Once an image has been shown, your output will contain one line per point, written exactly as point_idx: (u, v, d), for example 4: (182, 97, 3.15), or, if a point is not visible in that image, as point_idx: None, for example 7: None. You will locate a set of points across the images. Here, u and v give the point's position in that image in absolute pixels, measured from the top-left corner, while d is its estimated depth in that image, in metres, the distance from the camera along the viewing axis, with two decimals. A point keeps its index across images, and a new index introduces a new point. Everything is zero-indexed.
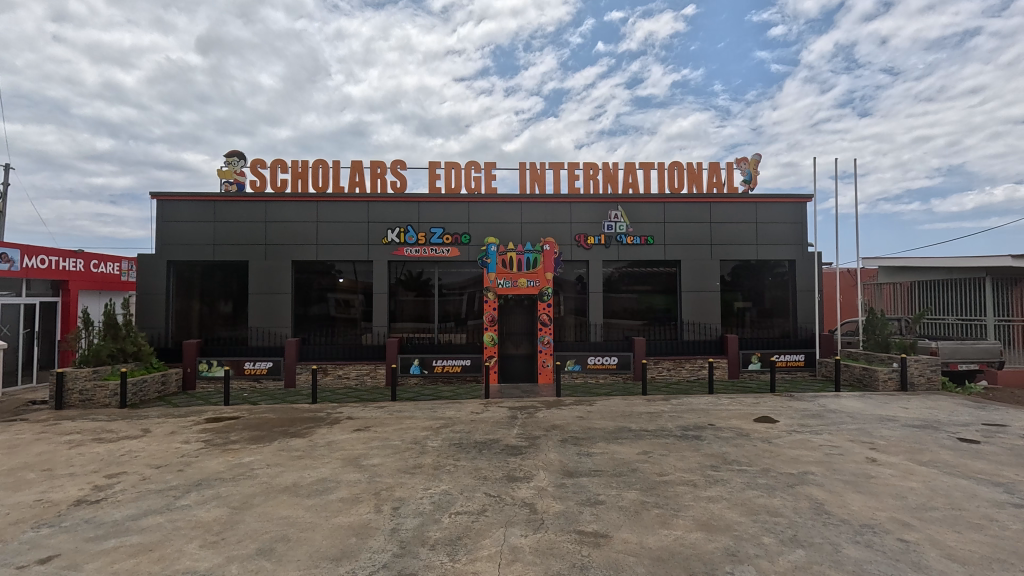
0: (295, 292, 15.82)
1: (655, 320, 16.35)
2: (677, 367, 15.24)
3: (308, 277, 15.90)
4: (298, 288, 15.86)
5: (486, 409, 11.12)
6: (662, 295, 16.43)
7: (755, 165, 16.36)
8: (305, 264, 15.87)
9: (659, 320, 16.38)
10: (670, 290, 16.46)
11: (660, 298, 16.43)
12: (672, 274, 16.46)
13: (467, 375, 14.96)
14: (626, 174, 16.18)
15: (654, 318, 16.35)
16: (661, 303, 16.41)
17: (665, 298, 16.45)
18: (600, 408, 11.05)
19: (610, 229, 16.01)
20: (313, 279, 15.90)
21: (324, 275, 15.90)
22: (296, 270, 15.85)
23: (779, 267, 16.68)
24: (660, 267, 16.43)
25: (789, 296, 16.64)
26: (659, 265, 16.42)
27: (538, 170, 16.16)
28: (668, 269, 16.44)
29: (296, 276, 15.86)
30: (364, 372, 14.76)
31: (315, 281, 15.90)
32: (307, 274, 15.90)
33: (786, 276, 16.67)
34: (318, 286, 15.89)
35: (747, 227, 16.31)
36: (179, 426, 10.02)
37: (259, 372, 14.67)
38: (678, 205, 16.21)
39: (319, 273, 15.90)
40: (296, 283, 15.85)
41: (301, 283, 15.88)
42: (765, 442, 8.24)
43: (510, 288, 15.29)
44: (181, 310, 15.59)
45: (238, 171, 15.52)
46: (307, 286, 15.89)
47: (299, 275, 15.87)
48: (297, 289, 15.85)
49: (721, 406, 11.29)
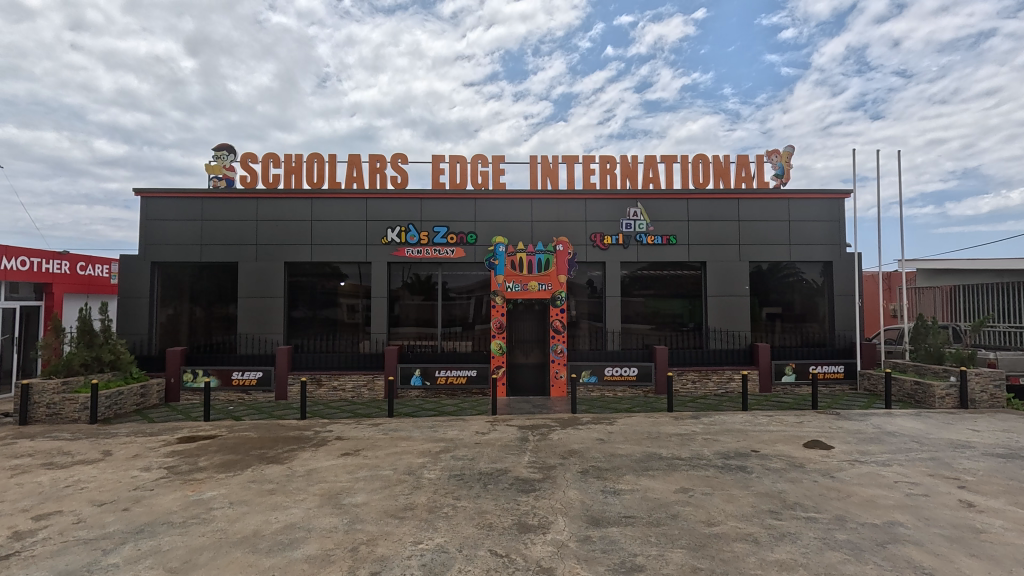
0: (288, 296, 14.69)
1: (677, 326, 15.03)
2: (704, 379, 13.88)
3: (304, 279, 14.77)
4: (292, 291, 14.73)
5: (493, 428, 9.84)
6: (685, 300, 15.09)
7: (787, 158, 14.93)
8: (298, 265, 14.73)
9: (682, 326, 15.04)
10: (693, 294, 15.09)
11: (683, 303, 15.08)
12: (696, 277, 15.10)
13: (472, 387, 13.75)
14: (646, 168, 14.88)
15: (676, 325, 15.03)
16: (684, 308, 15.08)
17: (688, 303, 15.10)
18: (622, 429, 9.72)
19: (628, 228, 14.73)
20: (309, 281, 14.77)
21: (319, 277, 14.77)
22: (290, 271, 14.72)
23: (813, 270, 15.27)
24: (682, 269, 15.09)
25: (825, 301, 15.21)
26: (681, 266, 15.09)
27: (549, 164, 14.91)
28: (692, 272, 15.10)
29: (290, 278, 14.72)
30: (362, 383, 13.59)
31: (312, 284, 14.77)
32: (300, 276, 14.77)
33: (820, 280, 15.25)
34: (314, 289, 14.76)
35: (778, 225, 14.93)
36: (145, 448, 8.84)
37: (248, 383, 13.59)
38: (703, 201, 14.87)
39: (315, 276, 14.77)
40: (290, 286, 14.72)
41: (295, 285, 14.76)
42: (826, 476, 6.87)
43: (519, 292, 13.97)
44: (166, 315, 14.51)
45: (227, 165, 14.38)
46: (305, 287, 14.77)
47: (293, 278, 14.74)
48: (291, 291, 14.72)
49: (761, 426, 9.90)
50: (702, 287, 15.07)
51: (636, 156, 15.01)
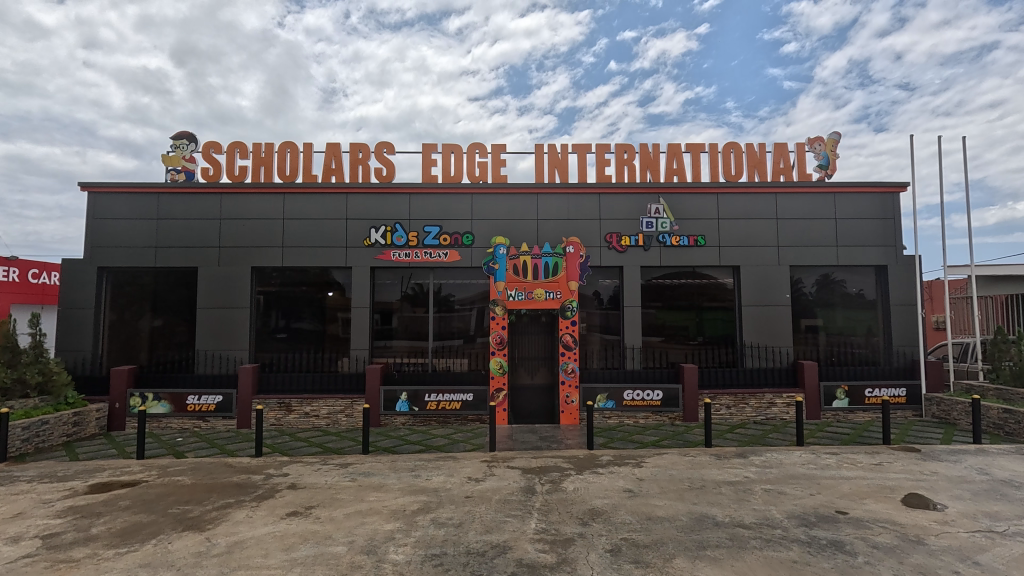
0: (267, 306, 12.76)
1: (688, 341, 12.87)
2: (740, 405, 11.82)
3: (289, 288, 12.81)
4: (273, 300, 12.79)
5: (489, 473, 7.78)
6: (710, 310, 12.98)
7: (833, 146, 12.86)
8: (275, 271, 12.81)
9: (692, 340, 12.89)
10: (713, 304, 12.99)
11: (699, 314, 12.96)
12: (716, 284, 13.02)
13: (467, 414, 11.76)
14: (669, 158, 12.92)
15: (693, 339, 12.89)
16: (704, 320, 12.96)
17: (705, 314, 12.97)
18: (654, 474, 7.62)
19: (650, 227, 12.71)
20: (293, 291, 12.80)
21: (302, 285, 12.81)
22: (265, 278, 12.80)
23: (862, 275, 13.17)
24: (702, 276, 13.02)
25: (878, 311, 13.05)
26: (699, 272, 13.01)
27: (557, 155, 12.97)
28: (709, 279, 13.02)
29: (275, 287, 12.80)
30: (338, 409, 11.69)
31: (298, 293, 12.80)
32: (282, 284, 12.81)
33: (870, 287, 13.14)
34: (300, 298, 12.79)
35: (823, 224, 12.88)
36: (36, 502, 6.78)
37: (205, 409, 11.66)
38: (736, 196, 12.85)
39: (299, 284, 12.82)
40: (268, 295, 12.78)
41: (279, 294, 12.80)
42: (969, 563, 4.72)
43: (523, 302, 11.99)
44: (116, 329, 12.58)
45: (187, 156, 12.46)
46: (296, 296, 12.80)
47: (276, 285, 12.81)
48: (273, 301, 12.77)
49: (832, 471, 7.75)
50: (728, 296, 13.01)
51: (658, 145, 13.05)
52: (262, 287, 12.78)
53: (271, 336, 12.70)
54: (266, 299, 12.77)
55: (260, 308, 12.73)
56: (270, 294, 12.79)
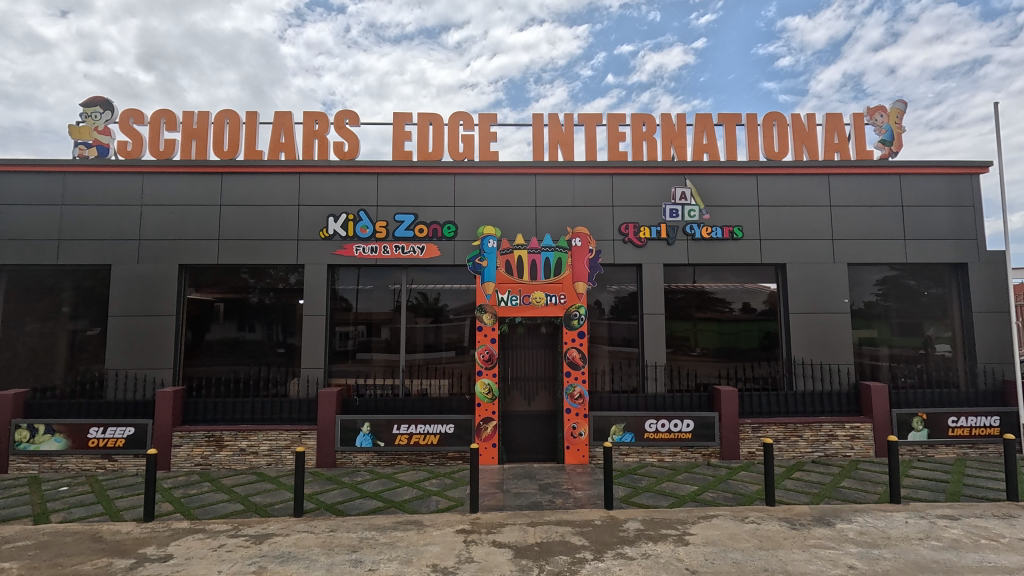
0: (227, 316, 10.26)
1: (690, 354, 10.40)
2: (791, 439, 9.40)
3: (275, 297, 10.30)
4: (236, 308, 10.29)
5: (464, 560, 5.23)
6: (725, 323, 10.55)
7: (897, 118, 10.50)
8: (249, 273, 10.31)
9: (690, 352, 10.40)
10: (705, 314, 10.54)
11: (696, 325, 10.50)
12: (731, 289, 10.59)
13: (446, 451, 9.27)
14: (697, 131, 10.54)
15: (708, 353, 10.44)
16: (709, 333, 10.51)
17: (699, 323, 10.51)
18: (712, 562, 5.07)
19: (674, 216, 10.31)
20: (279, 300, 10.29)
21: (286, 292, 10.30)
22: (239, 284, 10.31)
23: (886, 280, 10.68)
24: (720, 282, 10.59)
25: (933, 322, 10.64)
26: (701, 277, 10.58)
27: (560, 128, 10.60)
28: (731, 282, 10.60)
29: (254, 295, 10.29)
30: (283, 445, 9.22)
31: (269, 302, 10.28)
32: (259, 292, 10.31)
33: (885, 296, 10.66)
34: (291, 309, 10.27)
35: (887, 213, 10.47)
36: None
37: (112, 445, 9.14)
38: (779, 177, 10.46)
39: (281, 292, 10.30)
40: (229, 303, 10.27)
41: (240, 302, 10.29)
42: None
43: (518, 309, 9.59)
44: (7, 343, 10.05)
45: (101, 127, 10.03)
46: (285, 306, 10.28)
47: (257, 291, 10.31)
48: (234, 309, 10.28)
49: (976, 555, 5.20)
50: (724, 305, 10.58)
51: (684, 116, 10.69)
52: (236, 296, 10.29)
53: (272, 351, 10.23)
54: (227, 307, 10.27)
55: (217, 318, 10.24)
56: (252, 304, 10.29)
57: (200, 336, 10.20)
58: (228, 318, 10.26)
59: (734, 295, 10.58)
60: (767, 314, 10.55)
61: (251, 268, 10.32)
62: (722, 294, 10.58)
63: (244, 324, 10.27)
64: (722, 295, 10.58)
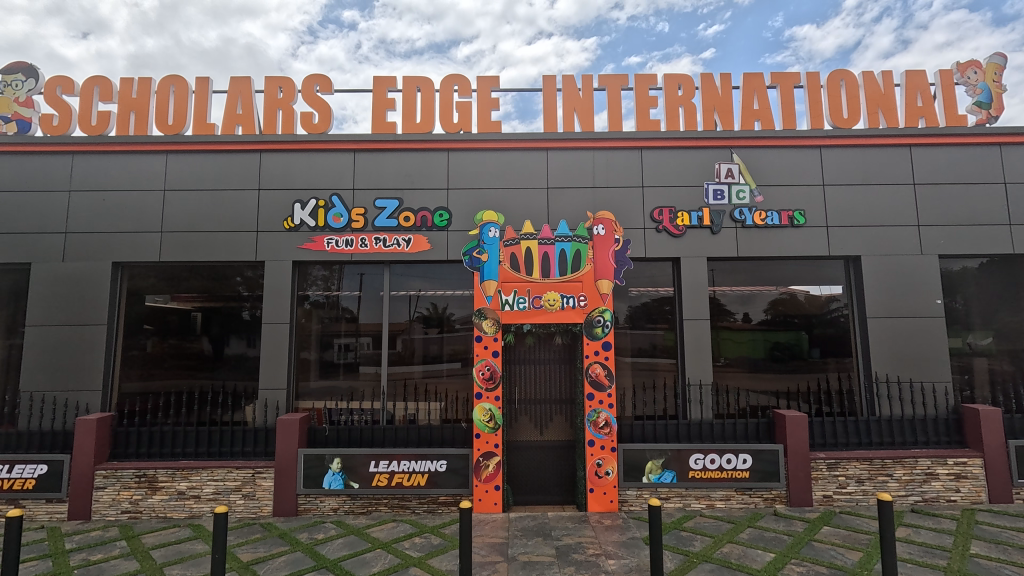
0: (207, 327, 8.43)
1: (739, 371, 8.37)
2: (880, 479, 7.29)
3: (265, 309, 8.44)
4: (217, 318, 8.45)
5: None
6: (768, 332, 8.53)
7: (994, 74, 8.50)
8: (209, 274, 8.49)
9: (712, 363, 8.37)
10: (755, 322, 8.53)
11: (717, 333, 8.49)
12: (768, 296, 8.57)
13: (439, 494, 7.32)
14: (745, 95, 8.61)
15: (740, 364, 8.40)
16: (738, 343, 8.46)
17: (720, 332, 8.50)
18: None
19: (719, 198, 8.36)
20: None
21: None
22: (231, 292, 8.47)
23: (960, 283, 8.55)
24: (778, 282, 8.58)
25: None
26: (736, 276, 8.58)
27: (576, 93, 8.73)
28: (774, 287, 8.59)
29: (247, 307, 8.45)
30: (233, 487, 7.31)
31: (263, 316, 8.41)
32: (253, 304, 8.46)
33: (966, 301, 8.53)
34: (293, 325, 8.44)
35: (985, 191, 8.40)
36: None
37: (20, 488, 7.28)
38: (849, 149, 8.46)
39: None
40: (208, 312, 8.45)
41: (228, 314, 8.45)
42: None
43: (525, 314, 7.66)
44: None
45: (22, 98, 8.37)
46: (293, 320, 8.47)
47: (250, 302, 8.46)
48: (215, 319, 8.44)
49: None
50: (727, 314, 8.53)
51: (728, 77, 8.77)
52: (220, 305, 8.46)
53: None
54: (205, 317, 8.45)
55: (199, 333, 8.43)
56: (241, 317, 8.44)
57: (218, 348, 8.39)
58: (235, 334, 8.41)
59: (732, 302, 8.54)
60: (768, 323, 8.53)
61: (247, 278, 8.48)
62: (725, 301, 8.53)
63: (221, 335, 8.42)
64: (751, 300, 8.55)
